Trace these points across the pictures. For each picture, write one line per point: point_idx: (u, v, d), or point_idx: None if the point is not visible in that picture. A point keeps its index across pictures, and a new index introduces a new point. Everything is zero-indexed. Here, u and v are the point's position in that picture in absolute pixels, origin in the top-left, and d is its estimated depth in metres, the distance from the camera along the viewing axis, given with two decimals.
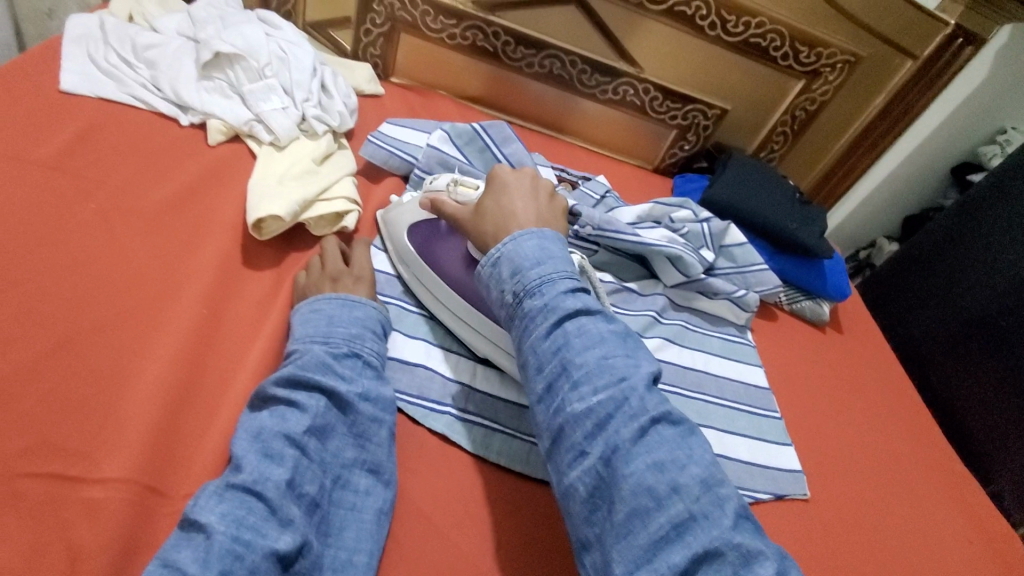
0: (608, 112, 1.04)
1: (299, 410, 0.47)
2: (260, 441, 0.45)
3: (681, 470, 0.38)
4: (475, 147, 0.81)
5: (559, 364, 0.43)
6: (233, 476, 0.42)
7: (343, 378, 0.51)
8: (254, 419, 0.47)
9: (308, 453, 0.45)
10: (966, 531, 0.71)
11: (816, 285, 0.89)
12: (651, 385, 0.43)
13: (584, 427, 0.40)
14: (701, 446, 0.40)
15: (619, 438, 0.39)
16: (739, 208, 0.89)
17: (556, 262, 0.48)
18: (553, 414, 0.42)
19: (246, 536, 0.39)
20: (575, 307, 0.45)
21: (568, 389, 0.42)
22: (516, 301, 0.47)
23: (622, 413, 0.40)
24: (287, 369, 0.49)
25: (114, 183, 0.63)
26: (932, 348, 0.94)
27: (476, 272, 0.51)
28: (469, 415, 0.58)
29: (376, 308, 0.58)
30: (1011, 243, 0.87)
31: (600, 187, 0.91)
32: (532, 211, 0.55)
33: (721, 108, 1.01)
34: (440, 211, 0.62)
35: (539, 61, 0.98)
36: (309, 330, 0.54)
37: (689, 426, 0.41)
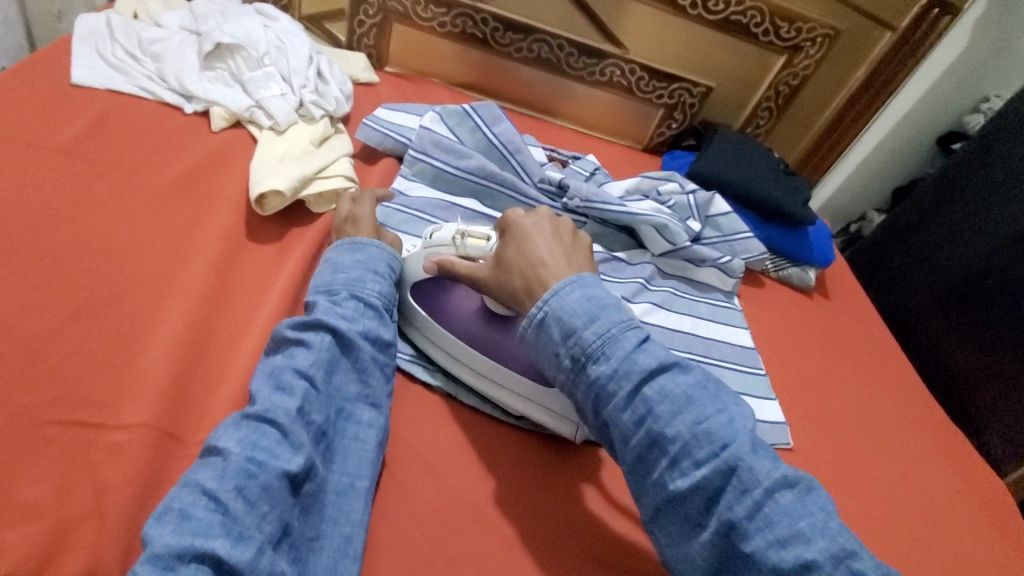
0: (596, 94, 1.07)
1: (306, 348, 0.51)
2: (272, 377, 0.49)
3: (807, 544, 0.39)
4: (466, 127, 0.84)
5: (648, 435, 0.45)
6: (248, 408, 0.47)
7: (347, 320, 0.55)
8: (268, 361, 0.51)
9: (315, 385, 0.49)
10: (950, 479, 0.74)
11: (802, 252, 0.91)
12: (753, 445, 0.43)
13: (694, 501, 0.43)
14: (819, 506, 0.41)
15: (733, 515, 0.41)
16: (724, 180, 0.92)
17: (610, 312, 0.48)
18: (655, 487, 0.44)
19: (259, 456, 0.43)
20: (648, 368, 0.46)
21: (666, 464, 0.44)
22: (577, 364, 0.48)
23: (731, 488, 0.42)
24: (296, 316, 0.54)
25: (125, 166, 0.67)
26: (920, 311, 0.96)
27: (520, 332, 0.52)
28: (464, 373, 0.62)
29: (383, 249, 0.61)
30: (998, 207, 0.89)
31: (589, 165, 0.94)
32: (561, 257, 0.53)
33: (706, 85, 1.05)
34: (452, 271, 0.59)
35: (527, 46, 1.02)
36: (317, 280, 0.58)
37: (804, 485, 0.42)
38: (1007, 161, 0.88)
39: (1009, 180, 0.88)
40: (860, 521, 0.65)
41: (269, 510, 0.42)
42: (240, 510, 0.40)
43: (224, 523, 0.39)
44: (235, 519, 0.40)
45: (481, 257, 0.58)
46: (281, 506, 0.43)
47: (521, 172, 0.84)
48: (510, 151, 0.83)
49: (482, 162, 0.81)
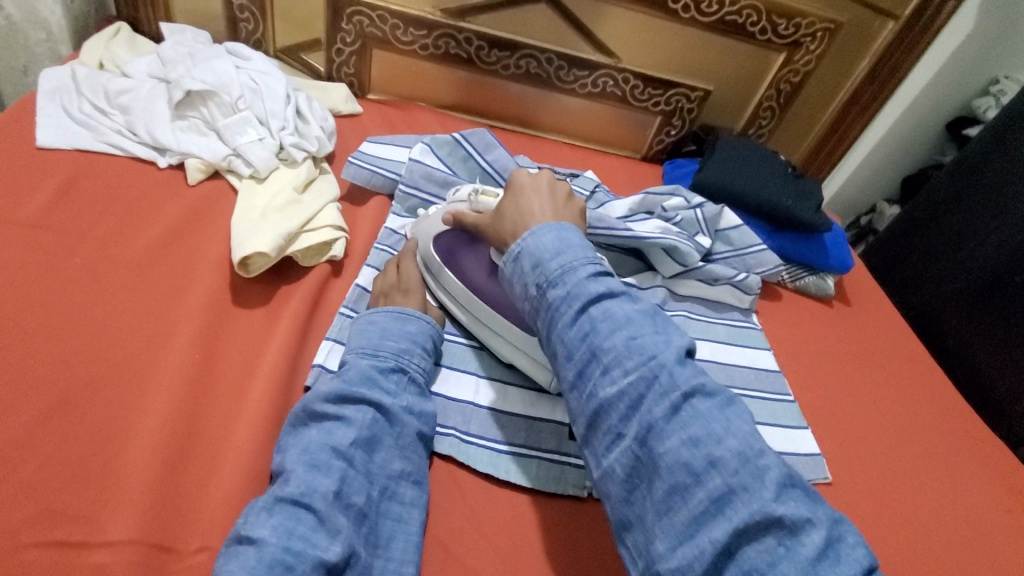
0: (590, 106, 1.03)
1: (346, 423, 0.49)
2: (307, 454, 0.46)
3: (717, 443, 0.37)
4: (458, 157, 0.79)
5: (588, 350, 0.42)
6: (282, 489, 0.44)
7: (389, 392, 0.52)
8: (302, 434, 0.48)
9: (353, 464, 0.47)
10: (999, 498, 0.69)
11: (819, 260, 0.87)
12: (683, 359, 0.42)
13: (618, 410, 0.40)
14: (739, 417, 0.39)
15: (652, 417, 0.39)
16: (732, 189, 0.88)
17: (578, 249, 0.47)
18: (586, 400, 0.42)
19: (296, 546, 0.41)
20: (599, 292, 0.44)
21: (599, 374, 0.41)
22: (539, 292, 0.46)
23: (652, 393, 0.40)
24: (335, 385, 0.51)
25: (97, 235, 0.62)
26: (944, 312, 0.92)
27: (499, 269, 0.51)
28: (473, 436, 0.57)
29: (429, 323, 0.60)
30: (1018, 197, 0.84)
31: (589, 183, 0.90)
32: (551, 210, 0.55)
33: (704, 88, 1.00)
34: (461, 221, 0.64)
35: (514, 62, 0.97)
36: (355, 343, 0.56)
37: (726, 398, 0.40)
38: (1022, 149, 0.84)
39: None
40: (912, 558, 0.61)
41: None
42: None
43: None
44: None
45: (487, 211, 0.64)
46: None
47: None
48: (506, 179, 0.79)
49: None
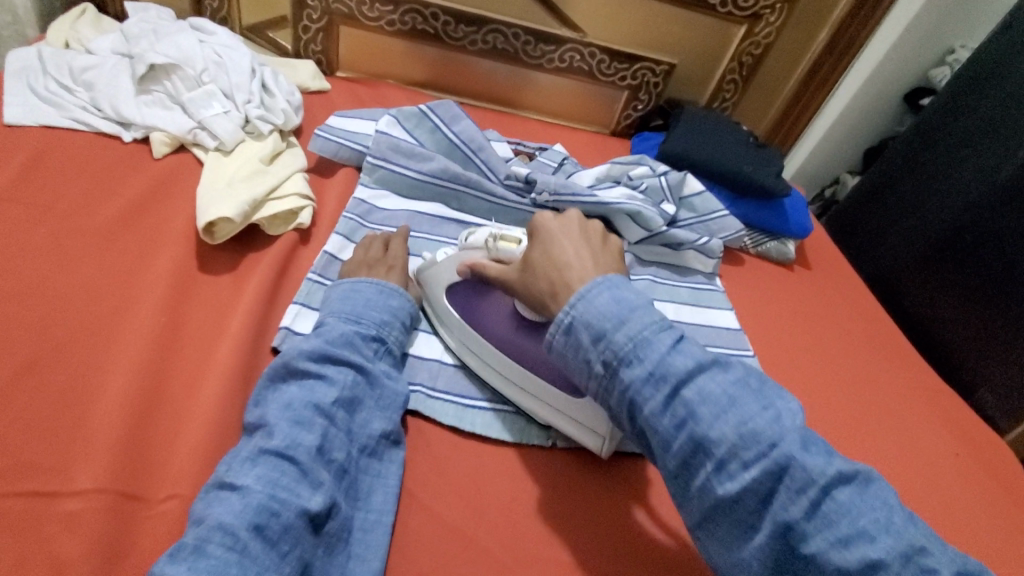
0: (559, 82, 1.04)
1: (327, 383, 0.50)
2: (291, 410, 0.47)
3: (872, 543, 0.36)
4: (425, 128, 0.80)
5: (691, 439, 0.41)
6: (266, 442, 0.44)
7: (367, 356, 0.54)
8: (282, 390, 0.49)
9: (335, 421, 0.48)
10: (948, 443, 0.73)
11: (779, 225, 0.90)
12: (804, 440, 0.39)
13: (744, 504, 0.39)
14: (879, 500, 0.38)
15: (790, 517, 0.37)
16: (693, 158, 0.90)
17: (642, 314, 0.44)
18: (700, 492, 0.41)
19: (280, 495, 0.42)
20: (686, 370, 0.42)
21: (711, 468, 0.40)
22: (610, 371, 0.44)
23: (784, 489, 0.38)
24: (315, 343, 0.52)
25: (62, 206, 0.62)
26: (902, 274, 0.94)
27: (546, 341, 0.48)
28: (439, 391, 0.59)
29: (410, 302, 0.61)
30: (971, 158, 0.87)
31: (556, 155, 0.91)
32: (588, 258, 0.50)
33: (669, 62, 1.02)
34: (482, 274, 0.58)
35: (481, 38, 0.98)
36: (333, 307, 0.57)
37: (865, 480, 0.39)
38: (976, 112, 0.87)
39: (981, 131, 0.86)
40: None
41: (289, 550, 0.40)
42: (258, 550, 0.39)
43: (241, 563, 0.38)
44: (254, 560, 0.38)
45: (511, 261, 0.57)
46: (301, 546, 0.41)
47: (485, 170, 0.80)
48: (473, 149, 0.80)
49: (444, 164, 0.77)
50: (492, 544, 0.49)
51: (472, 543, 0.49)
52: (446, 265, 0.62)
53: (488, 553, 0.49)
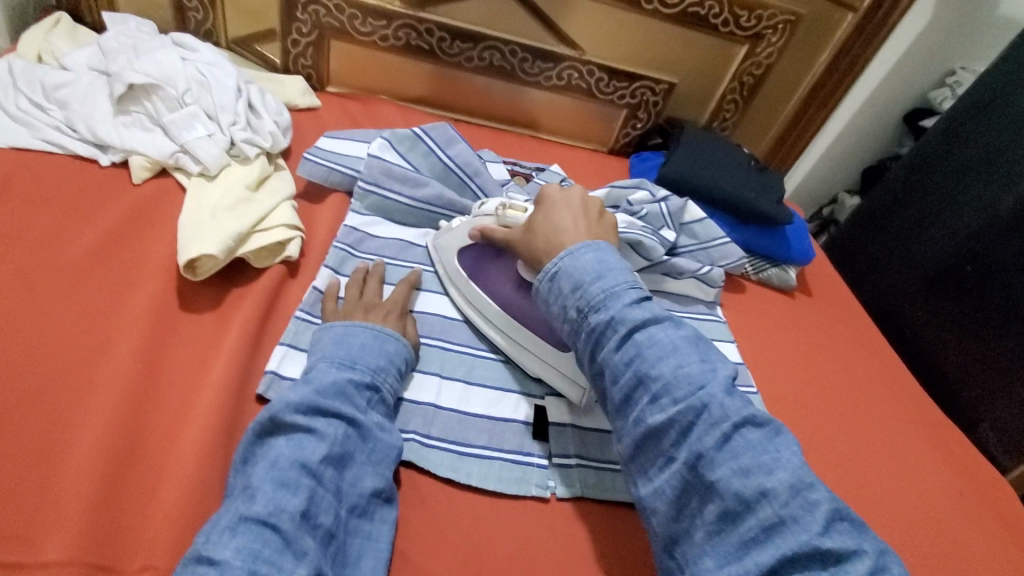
0: (557, 99, 1.02)
1: (318, 437, 0.46)
2: (276, 469, 0.44)
3: (768, 474, 0.39)
4: (419, 152, 0.77)
5: (635, 375, 0.44)
6: (248, 508, 0.41)
7: (360, 405, 0.51)
8: (269, 446, 0.46)
9: (323, 482, 0.45)
10: (953, 481, 0.71)
11: (781, 251, 0.88)
12: (732, 389, 0.43)
13: (668, 436, 0.42)
14: (786, 448, 0.40)
15: (702, 446, 0.40)
16: (694, 182, 0.87)
17: (617, 273, 0.48)
18: (635, 424, 0.44)
19: (262, 569, 0.39)
20: (644, 319, 0.45)
21: (646, 402, 0.43)
22: (580, 316, 0.48)
23: (702, 422, 0.41)
24: (306, 393, 0.48)
25: (33, 238, 0.59)
26: (901, 301, 0.93)
27: (533, 288, 0.52)
28: (434, 439, 0.56)
29: (407, 347, 0.58)
30: (973, 187, 0.86)
31: (554, 177, 0.89)
32: (583, 226, 0.56)
33: (669, 81, 1.00)
34: (489, 236, 0.65)
35: (477, 54, 0.96)
36: (325, 351, 0.54)
37: (774, 427, 0.42)
38: (977, 139, 0.86)
39: (982, 159, 0.85)
40: None
41: None
42: None
43: None
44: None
45: (516, 226, 0.63)
46: None
47: (482, 196, 0.78)
48: (469, 174, 0.77)
49: (439, 190, 0.74)
50: None
51: None
52: (459, 230, 0.68)
53: None
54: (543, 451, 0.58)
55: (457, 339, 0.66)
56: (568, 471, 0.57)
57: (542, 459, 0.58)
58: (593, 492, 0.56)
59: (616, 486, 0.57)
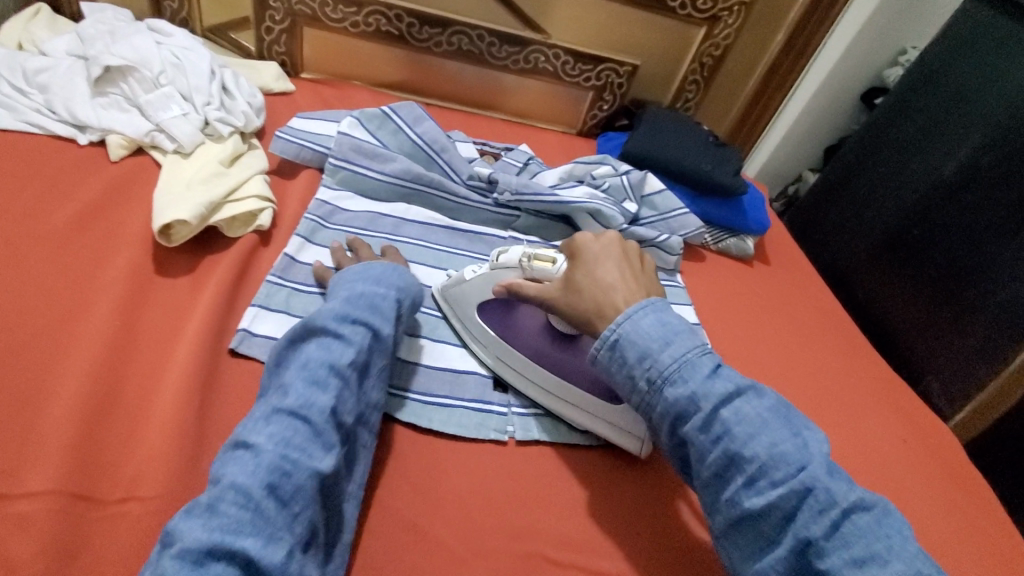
0: (525, 83, 1.06)
1: (345, 343, 0.50)
2: (307, 369, 0.48)
3: (883, 566, 0.40)
4: (388, 129, 0.81)
5: (725, 455, 0.45)
6: (281, 402, 0.46)
7: (386, 320, 0.54)
8: (301, 350, 0.50)
9: (349, 384, 0.49)
10: (897, 429, 0.75)
11: (738, 222, 0.92)
12: (829, 468, 0.44)
13: (769, 520, 0.43)
14: (897, 530, 0.42)
15: (811, 533, 0.41)
16: (655, 158, 0.92)
17: (685, 338, 0.49)
18: (729, 504, 0.45)
19: (293, 455, 0.43)
20: (724, 392, 0.47)
21: (741, 483, 0.45)
22: (653, 387, 0.48)
23: (806, 507, 0.42)
24: (338, 306, 0.53)
25: (15, 209, 0.62)
26: (855, 265, 0.97)
27: (591, 356, 0.52)
28: (401, 390, 0.59)
29: (421, 277, 0.62)
30: (921, 156, 0.89)
31: (522, 155, 0.93)
32: (632, 280, 0.54)
33: (631, 63, 1.04)
34: (518, 293, 0.60)
35: (446, 39, 0.99)
36: (351, 275, 0.57)
37: (881, 509, 0.43)
38: (923, 111, 0.89)
39: (928, 129, 0.88)
40: None
41: (300, 511, 0.41)
42: (270, 509, 0.40)
43: (253, 522, 0.39)
44: (267, 520, 0.39)
45: (547, 281, 0.59)
46: (311, 507, 0.42)
47: (448, 171, 0.81)
48: (436, 150, 0.81)
49: (406, 165, 0.78)
50: (448, 537, 0.50)
51: (429, 536, 0.50)
52: (477, 284, 0.63)
53: (443, 545, 0.50)
54: (502, 400, 0.63)
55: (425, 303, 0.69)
56: (527, 418, 0.61)
57: (502, 407, 0.62)
58: (549, 434, 0.60)
59: (571, 431, 0.61)
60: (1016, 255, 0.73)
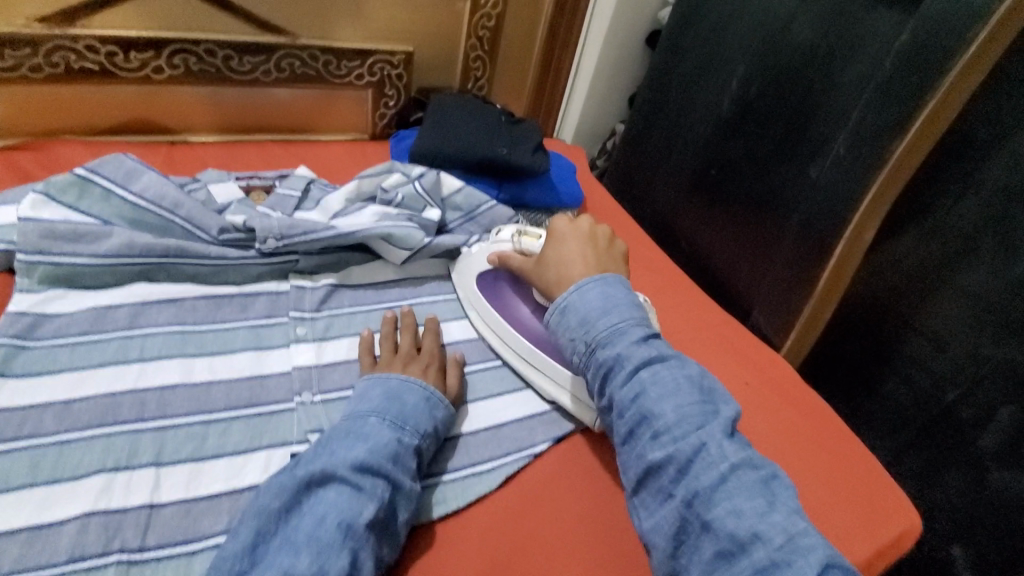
0: (292, 93, 0.91)
1: (368, 497, 0.45)
2: (320, 528, 0.43)
3: (763, 517, 0.42)
4: (95, 196, 0.64)
5: (640, 412, 0.49)
6: (292, 565, 0.40)
7: (409, 472, 0.49)
8: (318, 500, 0.44)
9: (365, 547, 0.43)
10: (740, 374, 0.74)
11: (551, 200, 0.86)
12: (729, 432, 0.48)
13: (667, 473, 0.47)
14: (782, 491, 0.45)
15: (698, 484, 0.45)
16: (447, 152, 0.83)
17: (623, 309, 0.54)
18: (637, 458, 0.49)
19: None
20: (647, 356, 0.51)
21: (648, 438, 0.48)
22: (588, 350, 0.53)
23: (696, 461, 0.46)
24: (362, 450, 0.47)
25: None
26: (673, 212, 0.96)
27: (544, 320, 0.58)
28: (152, 549, 0.44)
29: (453, 409, 0.56)
30: (701, 92, 0.88)
31: (299, 181, 0.79)
32: (592, 259, 0.60)
33: (404, 50, 0.93)
34: (506, 263, 0.68)
35: (167, 62, 0.82)
36: (376, 404, 0.52)
37: (768, 471, 0.46)
38: (693, 45, 0.88)
39: (701, 64, 0.87)
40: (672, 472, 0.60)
41: None
42: None
43: None
44: None
45: (530, 253, 0.67)
46: None
47: (192, 227, 0.65)
48: (167, 207, 0.65)
49: (127, 236, 0.61)
50: None
51: None
52: (476, 255, 0.71)
53: None
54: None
55: (180, 411, 0.52)
56: None
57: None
58: None
59: None
60: (799, 178, 0.74)
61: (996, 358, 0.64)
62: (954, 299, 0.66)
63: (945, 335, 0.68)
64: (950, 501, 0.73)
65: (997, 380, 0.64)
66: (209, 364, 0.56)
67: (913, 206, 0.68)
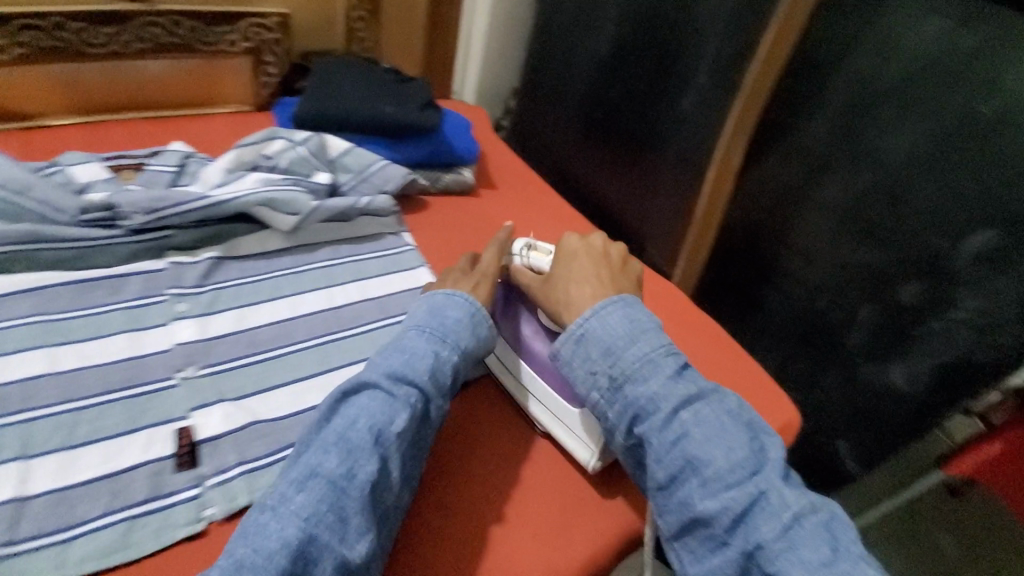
0: (161, 66, 0.85)
1: (400, 404, 0.48)
2: (347, 437, 0.46)
3: (828, 569, 0.42)
4: None
5: (684, 457, 0.48)
6: (320, 464, 0.44)
7: (442, 388, 0.52)
8: (350, 407, 0.48)
9: (390, 457, 0.46)
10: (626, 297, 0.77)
11: (446, 154, 0.85)
12: (785, 474, 0.47)
13: (721, 522, 0.45)
14: (841, 535, 0.44)
15: (762, 536, 0.44)
16: (333, 115, 0.80)
17: (649, 336, 0.52)
18: (682, 504, 0.47)
19: (320, 537, 0.41)
20: (687, 394, 0.49)
21: (697, 484, 0.47)
22: (613, 385, 0.51)
23: (758, 511, 0.45)
24: (395, 363, 0.51)
25: None
26: (570, 161, 0.98)
27: (555, 348, 0.55)
28: (24, 541, 0.42)
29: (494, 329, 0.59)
30: (580, 39, 0.89)
31: (174, 157, 0.74)
32: (607, 281, 0.59)
33: (277, 12, 0.89)
34: (513, 276, 0.65)
35: (12, 41, 0.74)
36: (421, 318, 0.56)
37: (826, 515, 0.45)
38: None
39: (578, 12, 0.89)
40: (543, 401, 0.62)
41: None
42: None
43: None
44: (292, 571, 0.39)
45: (540, 269, 0.64)
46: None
47: (47, 210, 0.61)
48: (15, 190, 0.60)
49: None
50: None
51: None
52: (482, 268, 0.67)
53: None
54: (190, 481, 0.48)
55: (49, 401, 0.49)
56: (229, 486, 0.48)
57: (192, 490, 0.47)
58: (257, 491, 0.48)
59: None
60: (672, 111, 0.78)
61: (855, 263, 0.70)
62: (817, 214, 0.72)
63: (812, 248, 0.74)
64: (830, 399, 0.79)
65: (857, 283, 0.70)
66: (80, 351, 0.53)
67: (773, 134, 0.74)
